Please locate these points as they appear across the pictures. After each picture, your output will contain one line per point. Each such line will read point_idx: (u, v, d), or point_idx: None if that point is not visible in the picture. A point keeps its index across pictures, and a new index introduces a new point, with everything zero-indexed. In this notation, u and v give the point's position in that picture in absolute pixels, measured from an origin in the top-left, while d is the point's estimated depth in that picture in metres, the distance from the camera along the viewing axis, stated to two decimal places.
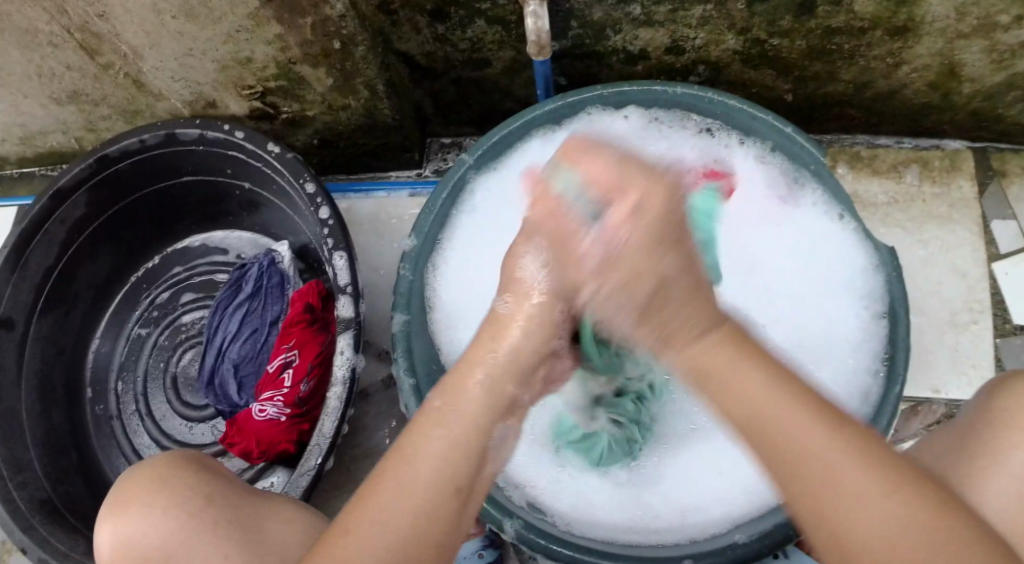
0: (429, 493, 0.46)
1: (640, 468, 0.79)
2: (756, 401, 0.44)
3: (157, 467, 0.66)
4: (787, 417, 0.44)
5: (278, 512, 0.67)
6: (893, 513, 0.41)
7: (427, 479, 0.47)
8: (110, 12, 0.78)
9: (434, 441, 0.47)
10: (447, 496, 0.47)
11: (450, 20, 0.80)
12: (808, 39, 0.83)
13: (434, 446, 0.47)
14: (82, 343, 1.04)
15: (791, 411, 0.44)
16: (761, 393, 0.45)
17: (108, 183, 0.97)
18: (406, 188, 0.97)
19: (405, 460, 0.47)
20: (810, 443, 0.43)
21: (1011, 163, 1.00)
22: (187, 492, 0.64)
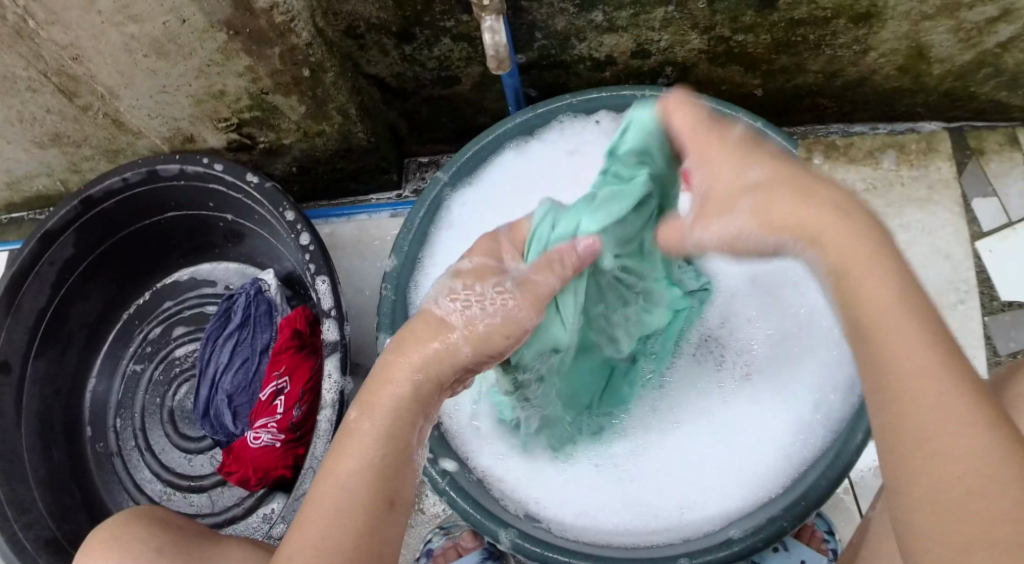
0: (343, 508, 0.48)
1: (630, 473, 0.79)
2: (882, 309, 0.45)
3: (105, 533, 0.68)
4: (905, 347, 0.43)
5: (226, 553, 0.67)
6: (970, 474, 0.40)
7: (346, 496, 0.48)
8: (83, 55, 0.79)
9: (351, 461, 0.49)
10: (369, 502, 0.49)
11: (416, 40, 0.81)
12: (772, 33, 0.84)
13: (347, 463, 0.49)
14: (79, 382, 1.05)
15: (915, 341, 0.43)
16: (881, 302, 0.45)
17: (93, 223, 0.98)
18: (386, 209, 0.98)
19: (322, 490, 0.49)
20: (913, 364, 0.42)
21: (987, 141, 1.01)
22: (140, 548, 0.65)
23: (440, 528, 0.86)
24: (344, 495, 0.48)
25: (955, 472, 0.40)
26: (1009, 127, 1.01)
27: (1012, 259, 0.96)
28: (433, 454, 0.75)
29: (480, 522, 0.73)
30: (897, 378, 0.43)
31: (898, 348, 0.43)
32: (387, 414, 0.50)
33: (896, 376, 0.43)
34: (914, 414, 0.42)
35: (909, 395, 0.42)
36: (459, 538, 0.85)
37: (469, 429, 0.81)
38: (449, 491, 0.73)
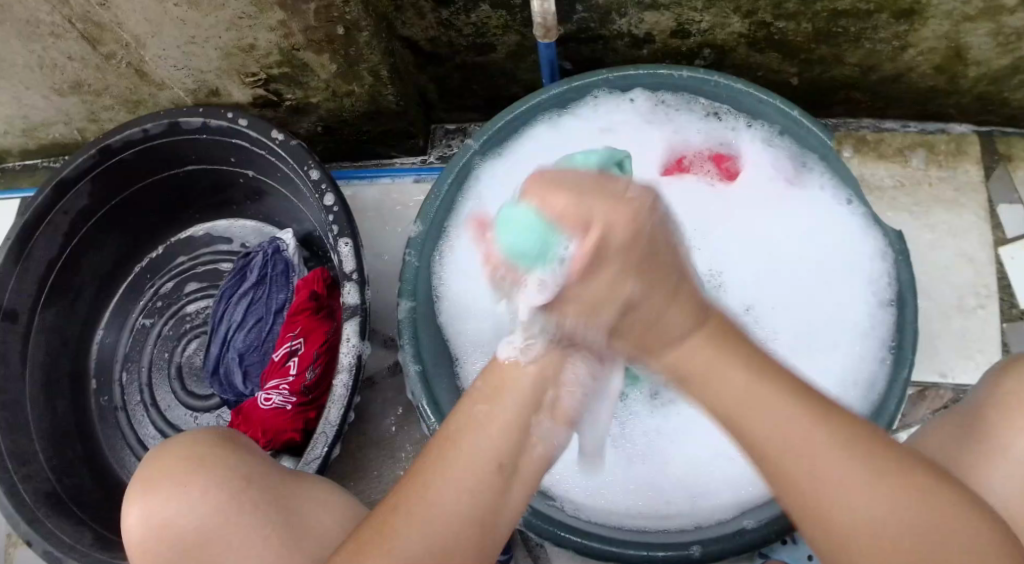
0: (479, 475, 0.48)
1: (641, 458, 0.79)
2: (749, 401, 0.47)
3: (175, 451, 0.63)
4: (731, 394, 0.47)
5: (307, 496, 0.64)
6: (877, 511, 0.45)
7: (483, 463, 0.48)
8: (113, 1, 0.77)
9: (478, 449, 0.49)
10: (490, 474, 0.48)
11: (455, 5, 0.79)
12: (813, 22, 0.83)
13: (480, 445, 0.49)
14: (87, 333, 1.03)
15: (789, 420, 0.46)
16: (747, 394, 0.47)
17: (110, 174, 0.96)
18: (411, 173, 0.97)
19: (447, 455, 0.49)
20: (791, 435, 0.46)
21: (1016, 148, 1.00)
22: (232, 466, 0.62)
23: None
24: (476, 464, 0.48)
25: (851, 512, 0.45)
26: None
27: None
28: None
29: None
30: (787, 450, 0.46)
31: (779, 428, 0.46)
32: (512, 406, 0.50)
33: (773, 449, 0.46)
34: (808, 472, 0.46)
35: (792, 458, 0.46)
36: None
37: None
38: None
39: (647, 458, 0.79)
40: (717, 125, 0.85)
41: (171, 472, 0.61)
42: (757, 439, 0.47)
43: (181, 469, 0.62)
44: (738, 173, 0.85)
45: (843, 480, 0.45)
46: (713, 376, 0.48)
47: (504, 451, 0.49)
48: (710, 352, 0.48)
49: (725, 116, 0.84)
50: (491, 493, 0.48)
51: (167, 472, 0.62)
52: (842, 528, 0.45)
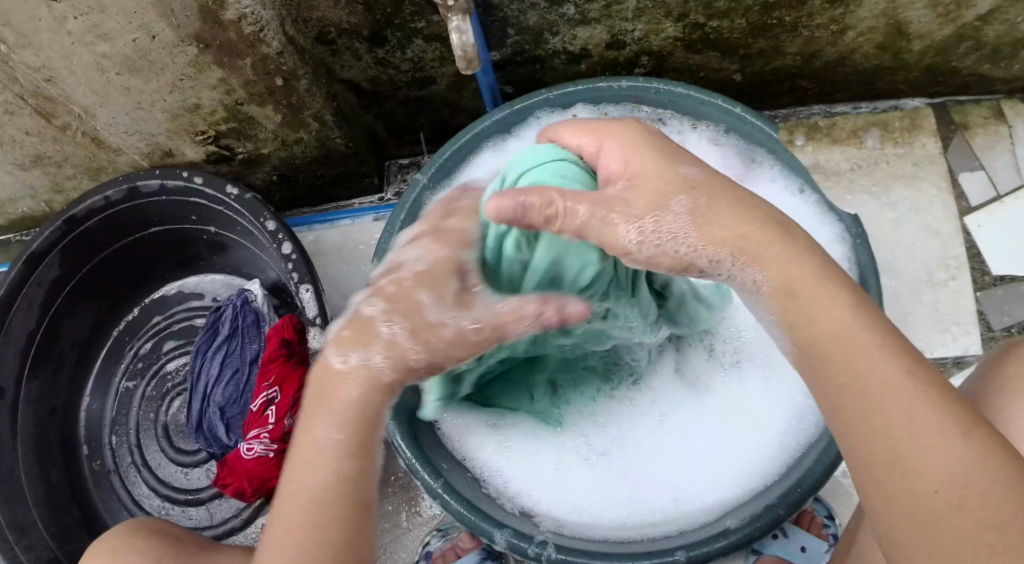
0: (325, 498, 0.50)
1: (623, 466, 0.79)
2: (845, 333, 0.46)
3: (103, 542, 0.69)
4: (825, 311, 0.47)
5: None
6: (964, 490, 0.41)
7: (319, 502, 0.50)
8: (57, 77, 0.78)
9: (316, 478, 0.50)
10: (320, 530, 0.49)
11: (389, 43, 0.81)
12: (747, 17, 0.83)
13: (314, 480, 0.50)
14: (72, 403, 1.04)
15: (883, 365, 0.45)
16: (850, 334, 0.46)
17: (78, 243, 0.97)
18: (370, 213, 0.97)
19: (297, 485, 0.51)
20: (889, 383, 0.44)
21: (971, 115, 1.00)
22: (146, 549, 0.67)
23: (437, 530, 0.86)
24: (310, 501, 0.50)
25: (943, 478, 0.42)
26: (993, 99, 1.00)
27: (1001, 233, 0.95)
28: (425, 459, 0.73)
29: (474, 524, 0.71)
30: (876, 401, 0.44)
31: (874, 375, 0.44)
32: (350, 421, 0.52)
33: (867, 396, 0.44)
34: (894, 437, 0.43)
35: (884, 403, 0.44)
36: (457, 539, 0.85)
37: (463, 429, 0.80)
38: (443, 495, 0.72)
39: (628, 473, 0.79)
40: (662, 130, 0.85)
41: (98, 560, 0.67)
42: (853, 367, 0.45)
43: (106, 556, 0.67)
44: None
45: (939, 451, 0.42)
46: (798, 286, 0.49)
47: (349, 485, 0.51)
48: (813, 275, 0.49)
49: (669, 120, 0.85)
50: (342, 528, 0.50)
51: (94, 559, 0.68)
52: (919, 487, 0.42)
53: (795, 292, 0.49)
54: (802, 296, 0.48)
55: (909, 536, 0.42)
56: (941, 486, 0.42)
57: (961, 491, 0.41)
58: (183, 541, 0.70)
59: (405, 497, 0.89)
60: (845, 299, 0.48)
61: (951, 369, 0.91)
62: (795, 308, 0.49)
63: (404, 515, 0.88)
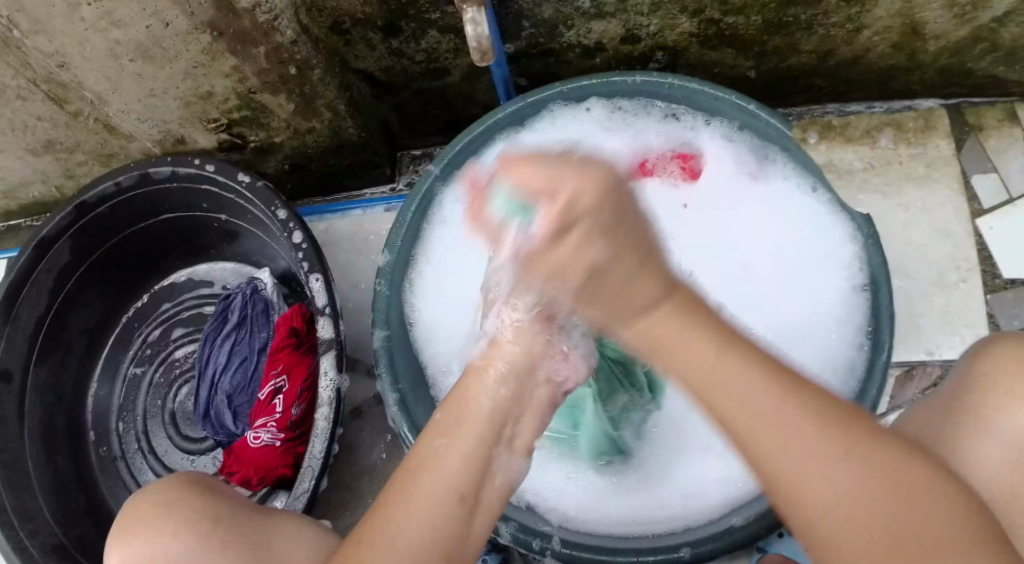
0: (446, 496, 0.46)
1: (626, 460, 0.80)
2: (700, 367, 0.41)
3: (161, 495, 0.66)
4: (688, 350, 0.42)
5: (284, 531, 0.64)
6: (845, 488, 0.40)
7: (450, 486, 0.46)
8: (70, 63, 0.78)
9: (428, 479, 0.46)
10: (456, 510, 0.46)
11: (403, 34, 0.81)
12: (763, 14, 0.83)
13: (439, 482, 0.46)
14: (80, 390, 1.05)
15: (748, 398, 0.41)
16: (714, 366, 0.41)
17: (89, 229, 0.97)
18: (381, 203, 0.97)
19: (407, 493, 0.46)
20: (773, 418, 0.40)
21: (986, 117, 1.00)
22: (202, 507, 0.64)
23: None
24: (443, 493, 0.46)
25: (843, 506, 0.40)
26: (1008, 101, 1.00)
27: (1013, 235, 0.95)
28: None
29: None
30: (804, 434, 0.40)
31: (760, 411, 0.40)
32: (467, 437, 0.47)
33: (751, 425, 0.40)
34: (789, 467, 0.40)
35: (762, 437, 0.40)
36: None
37: None
38: None
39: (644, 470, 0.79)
40: (675, 126, 0.85)
41: (151, 519, 0.63)
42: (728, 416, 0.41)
43: (158, 515, 0.63)
44: (701, 172, 0.86)
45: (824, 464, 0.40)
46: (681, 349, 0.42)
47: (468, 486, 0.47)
48: (679, 322, 0.42)
49: (684, 115, 0.85)
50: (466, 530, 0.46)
51: (147, 520, 0.63)
52: (812, 511, 0.40)
53: (654, 339, 0.42)
54: (664, 340, 0.42)
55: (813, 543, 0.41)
56: (851, 530, 0.39)
57: (856, 506, 0.40)
58: (237, 500, 0.67)
59: None
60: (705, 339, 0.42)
61: None
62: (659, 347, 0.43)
63: None
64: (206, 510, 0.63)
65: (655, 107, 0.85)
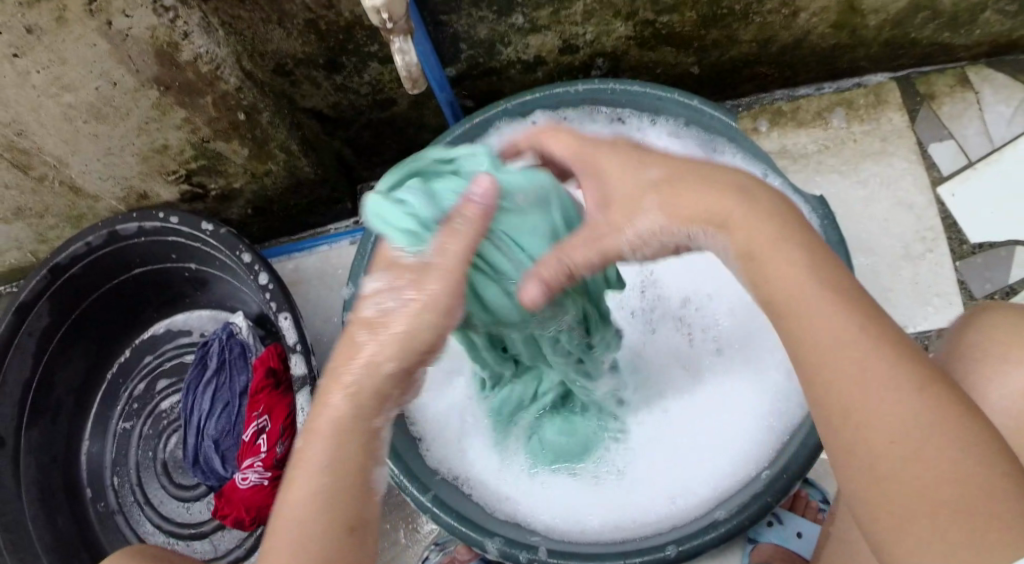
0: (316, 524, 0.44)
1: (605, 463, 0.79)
2: (797, 295, 0.44)
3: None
4: (782, 268, 0.45)
5: None
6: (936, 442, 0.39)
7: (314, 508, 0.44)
8: (28, 130, 0.80)
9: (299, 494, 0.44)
10: (333, 532, 0.44)
11: (345, 69, 0.82)
12: (696, 10, 0.84)
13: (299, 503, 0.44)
14: (73, 447, 1.06)
15: (835, 333, 0.42)
16: (799, 287, 0.44)
17: (66, 290, 0.99)
18: (345, 237, 0.99)
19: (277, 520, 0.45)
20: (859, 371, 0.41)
21: (936, 85, 1.00)
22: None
23: (437, 545, 0.86)
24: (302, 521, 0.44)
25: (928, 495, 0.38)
26: (956, 67, 1.01)
27: (975, 200, 0.96)
28: (414, 474, 0.74)
29: (465, 534, 0.72)
30: (849, 382, 0.41)
31: (831, 347, 0.42)
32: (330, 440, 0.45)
33: (832, 378, 0.42)
34: (866, 411, 0.40)
35: (835, 374, 0.41)
36: (455, 552, 0.84)
37: (451, 445, 0.81)
38: (431, 509, 0.73)
39: (621, 476, 0.79)
40: (622, 128, 0.86)
41: None
42: (838, 374, 0.41)
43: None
44: None
45: (915, 444, 0.39)
46: (778, 278, 0.45)
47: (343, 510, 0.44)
48: (769, 233, 0.47)
49: (629, 118, 0.86)
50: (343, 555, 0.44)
51: None
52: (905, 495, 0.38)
53: (753, 249, 0.47)
54: (760, 253, 0.46)
55: (869, 500, 0.40)
56: (917, 502, 0.38)
57: (965, 509, 0.37)
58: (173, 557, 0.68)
59: (402, 514, 0.90)
60: (789, 248, 0.46)
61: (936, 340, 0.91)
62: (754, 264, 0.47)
63: (403, 532, 0.89)
64: None
65: (600, 113, 0.86)
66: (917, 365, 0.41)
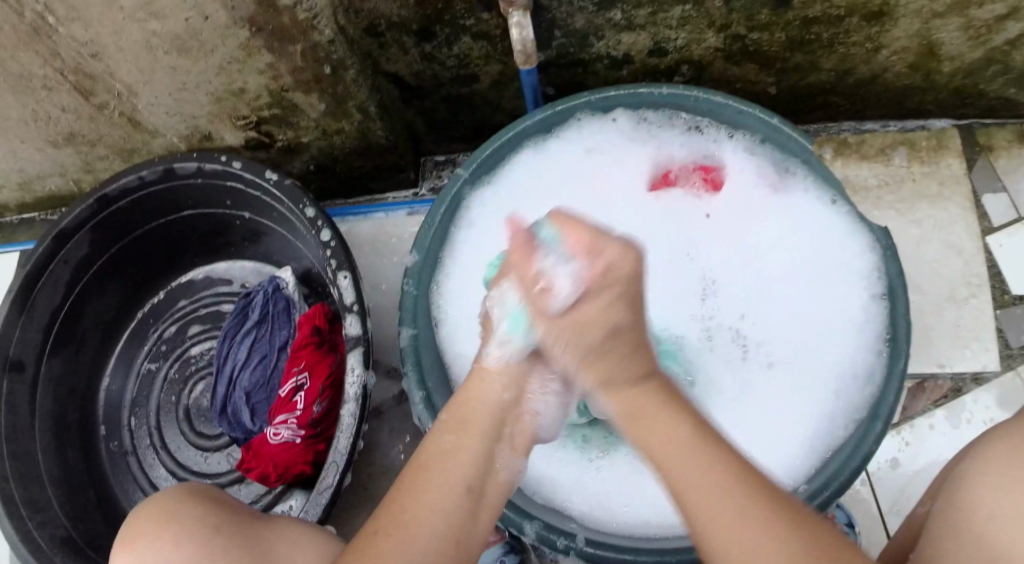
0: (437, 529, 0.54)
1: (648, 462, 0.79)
2: (670, 446, 0.54)
3: (164, 503, 0.65)
4: (665, 423, 0.55)
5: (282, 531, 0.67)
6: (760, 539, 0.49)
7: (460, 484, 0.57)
8: (103, 52, 0.79)
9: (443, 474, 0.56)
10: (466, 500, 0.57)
11: (436, 39, 0.82)
12: (786, 31, 0.85)
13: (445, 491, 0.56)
14: (94, 380, 1.04)
15: (684, 435, 0.54)
16: (656, 405, 0.56)
17: (109, 222, 0.97)
18: (405, 206, 0.98)
19: (421, 482, 0.56)
20: (692, 474, 0.52)
21: (996, 138, 1.02)
22: (201, 516, 0.64)
23: None
24: (450, 486, 0.56)
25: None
26: (1018, 123, 1.03)
27: (1022, 254, 0.97)
28: None
29: (504, 515, 0.73)
30: (699, 492, 0.52)
31: (683, 458, 0.53)
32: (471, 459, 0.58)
33: (674, 469, 0.53)
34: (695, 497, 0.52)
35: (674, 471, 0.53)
36: None
37: None
38: None
39: None
40: (699, 138, 0.86)
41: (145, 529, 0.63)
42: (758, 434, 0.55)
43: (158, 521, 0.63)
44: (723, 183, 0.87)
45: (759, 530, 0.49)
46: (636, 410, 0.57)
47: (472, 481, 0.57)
48: (654, 398, 0.57)
49: (707, 128, 0.86)
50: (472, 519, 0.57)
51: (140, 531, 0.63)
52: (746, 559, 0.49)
53: (638, 411, 0.57)
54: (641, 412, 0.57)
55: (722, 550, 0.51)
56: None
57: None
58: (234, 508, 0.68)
59: None
60: (673, 414, 0.55)
61: (969, 384, 0.93)
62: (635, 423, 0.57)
63: None
64: (206, 519, 0.63)
65: (679, 119, 0.86)
66: (760, 486, 0.52)
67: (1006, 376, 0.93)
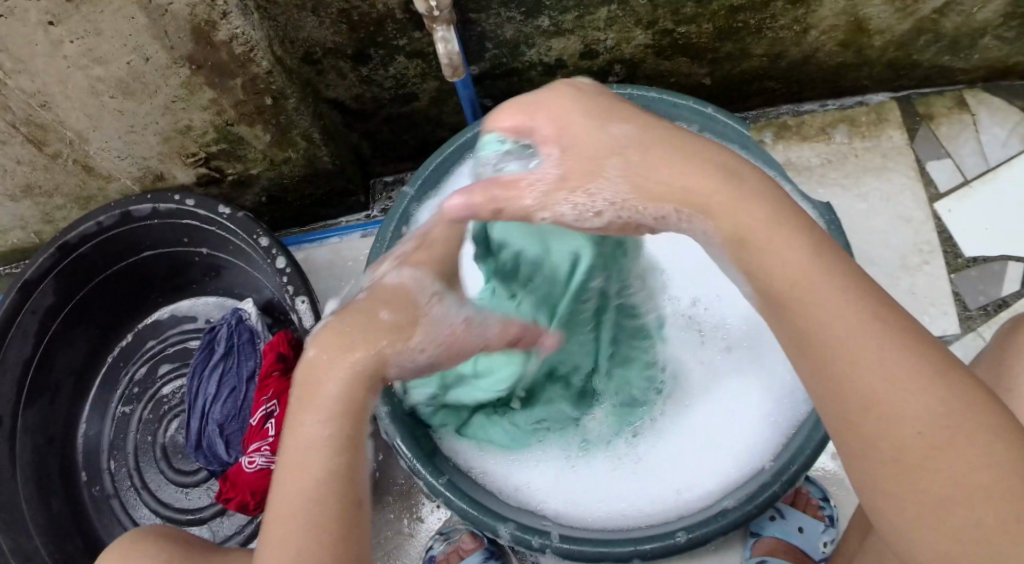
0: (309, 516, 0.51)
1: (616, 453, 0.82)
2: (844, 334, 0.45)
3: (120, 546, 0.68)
4: (778, 257, 0.48)
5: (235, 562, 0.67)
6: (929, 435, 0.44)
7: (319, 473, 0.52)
8: (52, 102, 0.80)
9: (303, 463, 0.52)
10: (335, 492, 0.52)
11: (372, 61, 0.84)
12: (714, 22, 0.87)
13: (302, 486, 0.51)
14: (70, 428, 1.05)
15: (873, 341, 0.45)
16: (807, 273, 0.47)
17: (72, 269, 0.98)
18: (357, 230, 1.00)
19: (280, 489, 0.52)
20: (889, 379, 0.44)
21: (935, 106, 1.04)
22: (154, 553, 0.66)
23: (441, 535, 0.87)
24: (302, 481, 0.51)
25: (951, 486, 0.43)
26: (954, 90, 1.05)
27: (971, 216, 0.99)
28: (427, 460, 0.76)
29: (479, 520, 0.74)
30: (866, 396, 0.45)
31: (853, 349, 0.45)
32: (330, 407, 0.53)
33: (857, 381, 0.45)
34: (873, 395, 0.44)
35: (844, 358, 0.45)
36: (460, 541, 0.86)
37: (467, 435, 0.82)
38: (445, 495, 0.74)
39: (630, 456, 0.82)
40: None
41: None
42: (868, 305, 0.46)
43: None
44: None
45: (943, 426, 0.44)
46: (776, 269, 0.48)
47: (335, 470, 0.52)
48: (771, 223, 0.49)
49: None
50: (346, 504, 0.52)
51: None
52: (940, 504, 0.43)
53: (752, 238, 0.48)
54: (757, 239, 0.48)
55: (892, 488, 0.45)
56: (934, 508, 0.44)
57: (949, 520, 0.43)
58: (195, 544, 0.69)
59: (404, 504, 0.90)
60: (798, 241, 0.48)
61: None
62: (754, 259, 0.49)
63: (406, 522, 0.90)
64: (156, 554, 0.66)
65: None
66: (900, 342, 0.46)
67: (967, 336, 0.94)
